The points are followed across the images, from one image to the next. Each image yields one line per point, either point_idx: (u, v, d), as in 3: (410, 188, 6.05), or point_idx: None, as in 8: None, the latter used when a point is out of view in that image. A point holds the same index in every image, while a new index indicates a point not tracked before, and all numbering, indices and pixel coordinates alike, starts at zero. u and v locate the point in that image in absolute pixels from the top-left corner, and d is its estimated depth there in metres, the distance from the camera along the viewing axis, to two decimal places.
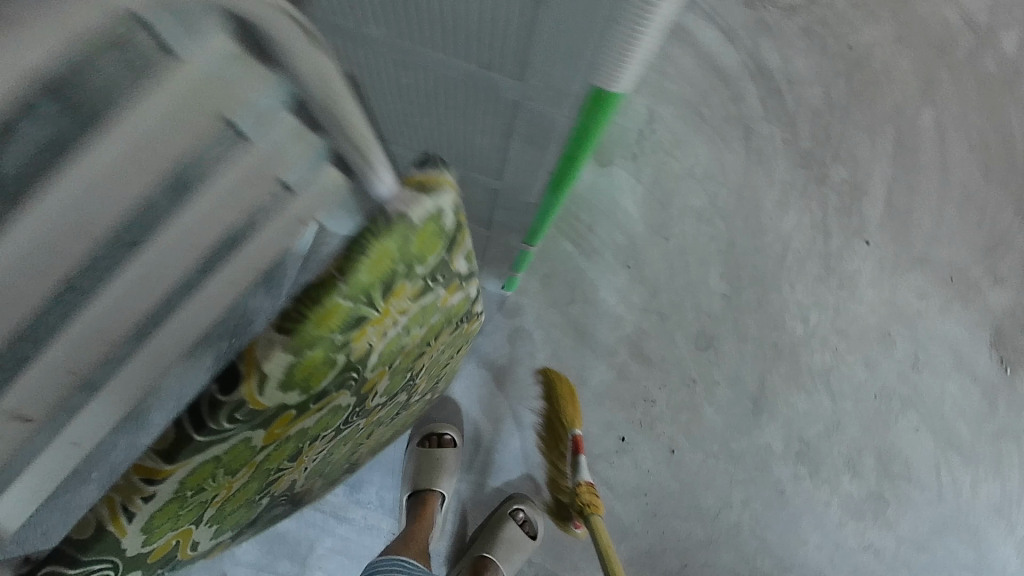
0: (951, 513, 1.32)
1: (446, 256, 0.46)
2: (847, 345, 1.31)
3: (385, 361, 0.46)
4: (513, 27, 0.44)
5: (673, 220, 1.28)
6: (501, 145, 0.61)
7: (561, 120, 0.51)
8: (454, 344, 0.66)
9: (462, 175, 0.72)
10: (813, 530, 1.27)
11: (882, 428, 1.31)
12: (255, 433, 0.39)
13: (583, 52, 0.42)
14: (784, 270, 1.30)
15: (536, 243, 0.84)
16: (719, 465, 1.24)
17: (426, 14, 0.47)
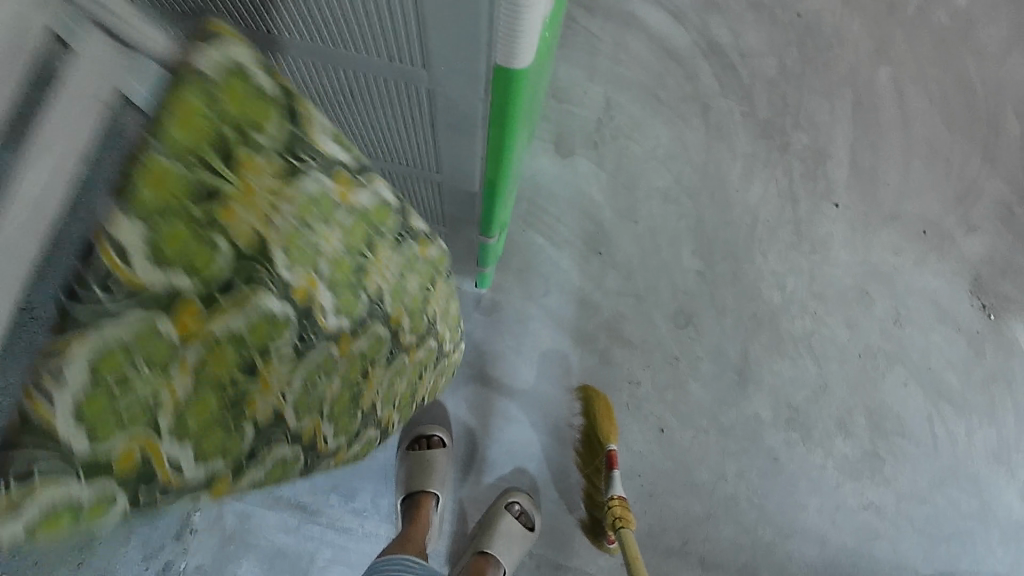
0: (948, 463, 1.33)
1: (302, 124, 0.42)
2: (825, 308, 1.32)
3: (298, 259, 0.41)
4: (406, 17, 0.45)
5: (640, 202, 1.29)
6: (431, 137, 0.62)
7: (477, 101, 0.52)
8: (427, 281, 0.57)
9: (405, 172, 0.73)
10: (811, 494, 1.27)
11: (869, 386, 1.33)
12: (160, 319, 0.36)
13: (478, 32, 0.44)
14: (755, 241, 1.31)
15: (493, 235, 0.85)
16: (710, 440, 1.25)
17: (326, 12, 0.48)
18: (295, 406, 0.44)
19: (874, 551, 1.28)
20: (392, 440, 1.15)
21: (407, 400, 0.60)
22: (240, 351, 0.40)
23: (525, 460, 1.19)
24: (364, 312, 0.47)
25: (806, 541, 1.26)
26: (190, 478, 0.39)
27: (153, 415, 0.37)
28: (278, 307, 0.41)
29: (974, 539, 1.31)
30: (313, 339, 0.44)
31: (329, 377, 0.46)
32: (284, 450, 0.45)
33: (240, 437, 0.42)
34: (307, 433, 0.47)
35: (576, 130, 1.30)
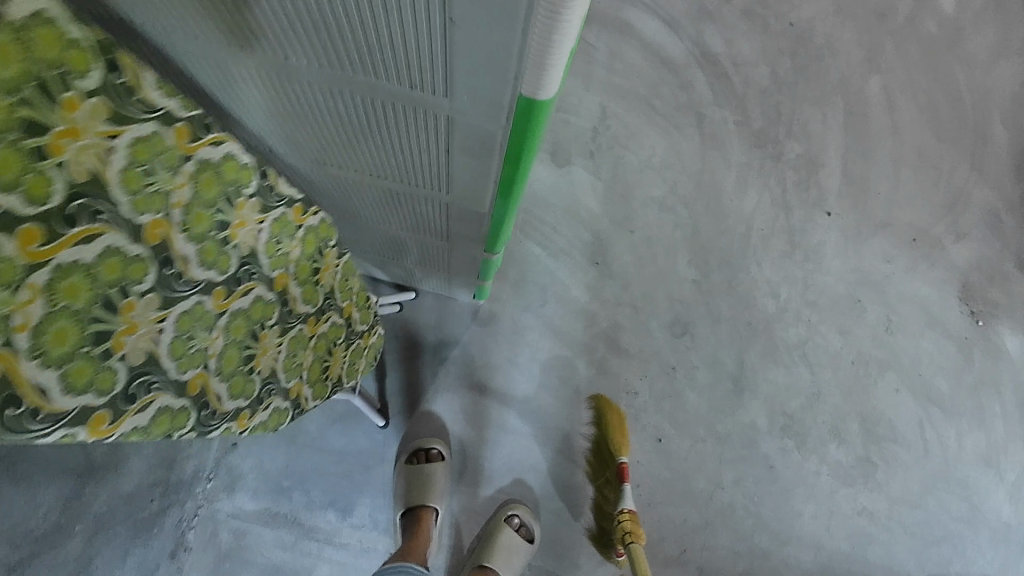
0: (939, 468, 1.35)
1: (124, 82, 0.52)
2: (819, 316, 1.34)
3: (151, 203, 0.57)
4: (433, 53, 0.43)
5: (637, 211, 1.30)
6: (443, 161, 0.61)
7: (499, 131, 0.52)
8: (291, 238, 0.78)
9: (414, 194, 0.73)
10: (806, 501, 1.29)
11: (862, 393, 1.34)
12: (3, 241, 0.45)
13: (510, 64, 0.42)
14: (750, 250, 1.32)
15: (497, 249, 0.86)
16: (707, 448, 1.26)
17: (349, 45, 0.46)
18: (172, 356, 0.62)
19: (869, 557, 1.29)
20: (390, 454, 1.14)
21: (320, 356, 0.88)
22: (94, 286, 0.53)
23: (524, 471, 1.19)
24: (229, 273, 0.69)
25: (801, 548, 1.27)
26: (60, 401, 0.51)
27: (9, 327, 0.46)
28: (128, 244, 0.56)
29: (966, 543, 1.32)
30: (185, 287, 0.63)
31: (219, 334, 0.69)
32: (168, 398, 0.62)
33: (116, 371, 0.56)
34: (193, 387, 0.66)
35: (572, 140, 1.30)
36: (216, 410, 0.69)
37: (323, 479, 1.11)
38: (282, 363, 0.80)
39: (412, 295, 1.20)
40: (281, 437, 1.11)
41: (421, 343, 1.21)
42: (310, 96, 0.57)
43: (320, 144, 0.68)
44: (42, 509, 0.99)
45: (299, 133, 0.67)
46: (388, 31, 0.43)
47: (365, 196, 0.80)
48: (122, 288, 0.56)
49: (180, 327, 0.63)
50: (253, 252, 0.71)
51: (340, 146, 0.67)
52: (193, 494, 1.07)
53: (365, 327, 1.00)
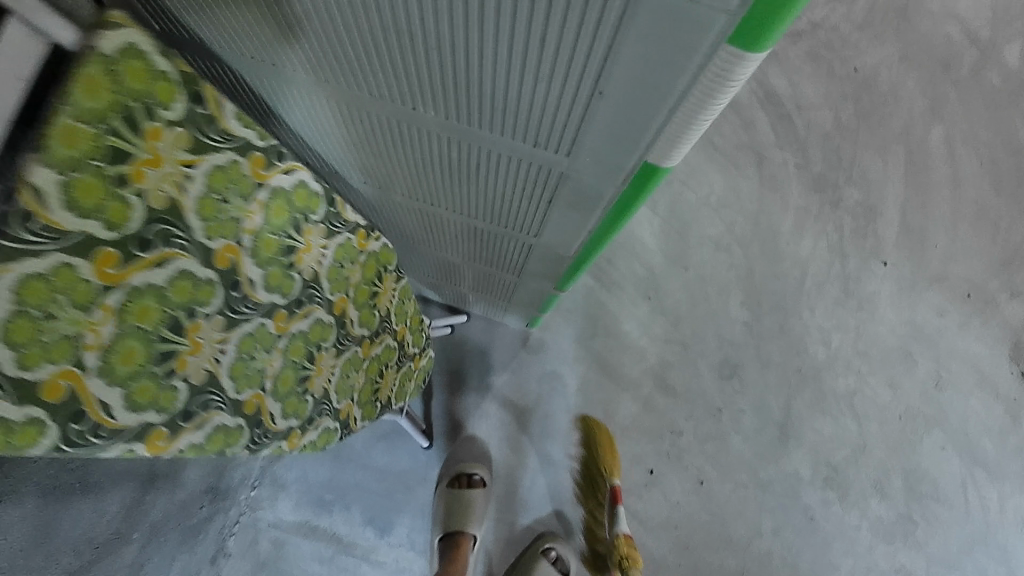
0: (980, 530, 1.31)
1: (205, 111, 0.51)
2: (869, 367, 1.31)
3: (222, 229, 0.58)
4: (564, 117, 0.47)
5: (692, 248, 1.29)
6: (541, 206, 0.65)
7: (609, 191, 0.55)
8: (352, 262, 0.76)
9: (500, 232, 0.78)
10: (844, 554, 1.26)
11: (907, 449, 1.31)
12: (79, 263, 0.47)
13: (642, 137, 0.45)
14: (803, 295, 1.31)
15: (566, 288, 0.90)
16: (749, 494, 1.23)
17: (486, 104, 0.50)
18: (231, 377, 0.64)
19: None
20: (432, 475, 1.15)
21: (370, 379, 0.86)
22: (163, 306, 0.54)
23: (563, 503, 1.18)
24: (292, 296, 0.68)
25: None
26: (121, 418, 0.53)
27: (78, 346, 0.48)
28: (198, 268, 0.57)
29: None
30: (249, 310, 0.64)
31: (277, 357, 0.69)
32: (224, 416, 0.63)
33: (177, 390, 0.57)
34: (250, 406, 0.66)
35: None
36: (269, 430, 0.70)
37: (364, 495, 1.12)
38: (337, 384, 0.80)
39: (463, 318, 1.21)
40: (326, 451, 1.12)
41: (467, 366, 1.21)
42: (425, 142, 0.60)
43: (417, 185, 0.73)
44: (108, 514, 0.86)
45: (389, 168, 0.70)
46: (531, 97, 0.46)
47: (447, 230, 0.84)
48: (189, 310, 0.57)
49: (239, 349, 0.64)
50: (317, 276, 0.71)
51: (437, 188, 0.71)
52: (238, 500, 1.09)
53: (416, 351, 0.97)
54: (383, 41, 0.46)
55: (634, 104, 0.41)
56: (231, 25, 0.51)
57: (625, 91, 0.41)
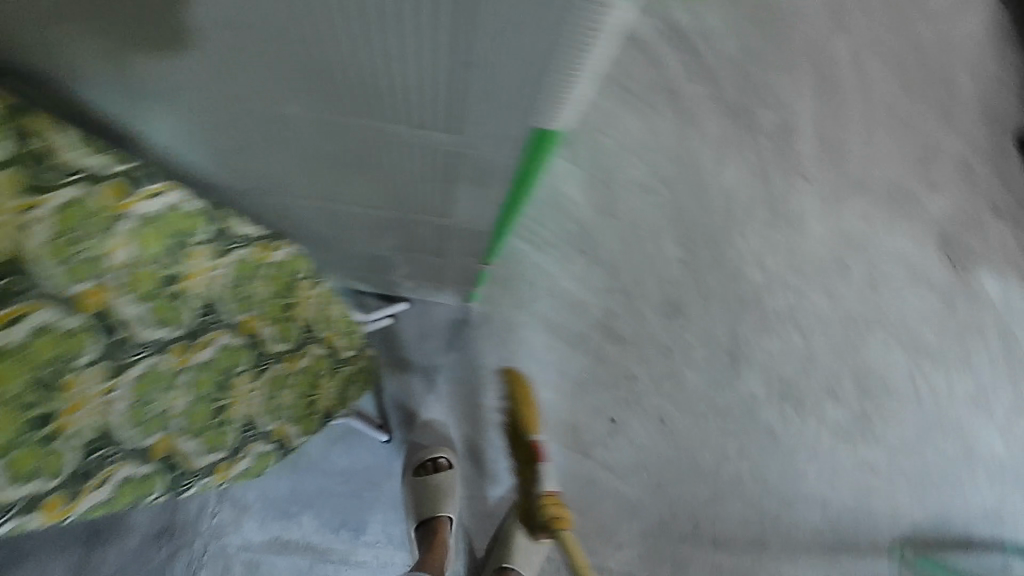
0: (929, 414, 1.40)
1: (29, 151, 0.52)
2: (804, 281, 1.34)
3: (85, 271, 0.58)
4: (441, 90, 0.50)
5: (617, 197, 1.25)
6: (446, 188, 0.68)
7: (502, 159, 0.60)
8: (253, 281, 0.75)
9: (410, 219, 0.78)
10: (808, 462, 1.33)
11: (853, 353, 1.37)
12: None
13: (520, 100, 0.50)
14: (731, 224, 1.31)
15: (493, 259, 0.93)
16: (710, 423, 1.28)
17: (351, 88, 0.52)
18: (133, 424, 0.67)
19: (871, 506, 1.38)
20: (396, 466, 1.15)
21: (304, 395, 0.89)
22: (30, 366, 0.55)
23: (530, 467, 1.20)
24: (188, 326, 0.69)
25: (807, 507, 1.33)
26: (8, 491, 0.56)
27: None
28: (64, 318, 0.57)
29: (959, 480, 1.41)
30: (137, 352, 0.64)
31: (183, 394, 0.71)
32: (131, 466, 0.68)
33: (64, 451, 0.60)
34: (158, 449, 0.70)
35: None
36: (188, 468, 0.75)
37: (330, 500, 1.12)
38: (260, 407, 0.82)
39: (401, 305, 1.19)
40: (284, 463, 1.11)
41: (413, 353, 1.20)
42: (305, 137, 0.61)
43: (315, 188, 0.72)
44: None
45: (278, 169, 0.68)
46: (401, 74, 0.49)
47: (358, 226, 0.83)
48: (63, 362, 0.58)
49: (134, 394, 0.65)
50: (212, 302, 0.70)
51: (334, 186, 0.72)
52: (200, 531, 1.07)
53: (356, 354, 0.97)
54: (234, 40, 0.48)
55: (507, 67, 0.46)
56: (100, 60, 0.51)
57: (495, 57, 0.45)
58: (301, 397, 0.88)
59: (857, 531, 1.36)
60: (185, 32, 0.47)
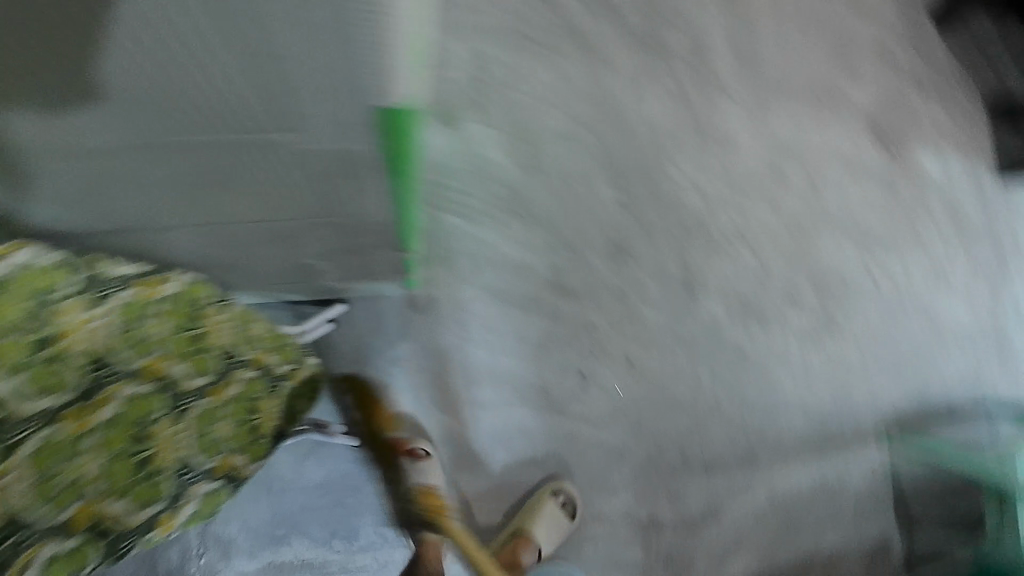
0: (907, 296, 1.42)
1: None
2: (745, 195, 1.33)
3: None
4: (263, 90, 0.58)
5: (541, 147, 1.24)
6: (332, 184, 0.77)
7: (363, 148, 0.69)
8: (149, 318, 0.80)
9: (312, 224, 0.87)
10: (783, 371, 1.34)
11: (807, 253, 1.37)
12: None
13: (342, 83, 0.57)
14: (663, 153, 1.29)
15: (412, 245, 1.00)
16: (676, 355, 1.27)
17: (183, 96, 0.59)
18: (39, 499, 0.73)
19: (851, 401, 1.39)
20: (374, 467, 1.16)
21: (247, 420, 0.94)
22: None
23: (510, 437, 1.21)
24: (76, 389, 0.74)
25: (789, 415, 1.34)
26: None
27: None
28: None
29: (929, 359, 1.42)
30: (21, 426, 0.70)
31: (93, 458, 0.77)
32: (52, 543, 0.75)
33: None
34: (79, 521, 0.77)
35: (455, 96, 1.22)
36: (120, 527, 0.81)
37: (318, 512, 1.15)
38: (210, 438, 0.89)
39: (341, 308, 1.16)
40: (258, 487, 1.14)
41: (370, 351, 1.18)
42: (172, 159, 0.70)
43: (213, 213, 0.81)
44: None
45: (168, 207, 0.79)
46: (219, 78, 0.57)
47: (265, 243, 0.91)
48: None
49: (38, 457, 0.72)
50: (99, 354, 0.76)
51: (231, 206, 0.80)
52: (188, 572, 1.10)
53: (282, 377, 0.99)
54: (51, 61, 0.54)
55: (312, 37, 0.51)
56: None
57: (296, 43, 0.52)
58: (251, 414, 0.95)
59: (845, 425, 1.38)
60: (106, 83, 0.57)
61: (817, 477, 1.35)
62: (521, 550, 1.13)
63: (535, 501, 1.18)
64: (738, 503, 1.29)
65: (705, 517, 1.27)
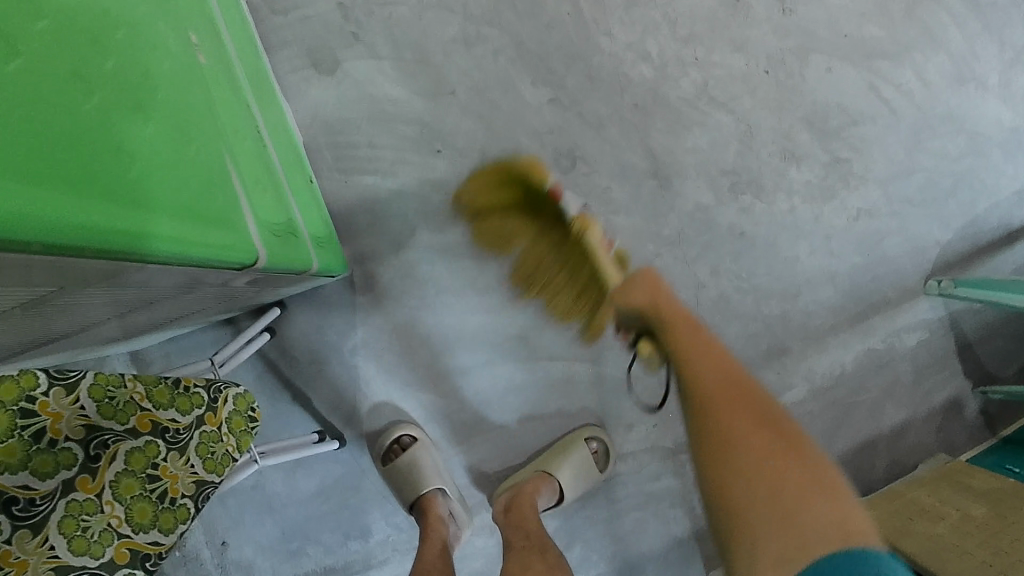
0: (934, 112, 1.22)
1: None
2: (703, 48, 1.11)
3: None
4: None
5: (442, 67, 1.04)
6: (121, 280, 0.55)
7: (113, 265, 0.51)
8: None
9: (183, 291, 0.69)
10: (797, 241, 1.14)
11: (795, 94, 1.14)
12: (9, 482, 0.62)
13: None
14: (590, 25, 1.07)
15: (312, 259, 0.82)
16: (665, 260, 1.09)
17: None
18: None
19: (886, 250, 1.19)
20: (367, 463, 1.05)
21: (145, 494, 0.68)
22: None
23: (503, 399, 1.06)
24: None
25: (816, 289, 1.15)
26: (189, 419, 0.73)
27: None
28: None
29: (983, 166, 1.26)
30: None
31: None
32: None
33: None
34: None
35: (324, 36, 1.03)
36: None
37: (325, 520, 1.05)
38: (90, 540, 0.64)
39: (274, 313, 1.00)
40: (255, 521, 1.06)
41: (323, 349, 1.03)
42: None
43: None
44: None
45: None
46: None
47: (109, 319, 0.67)
48: None
49: None
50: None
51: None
52: None
53: (186, 432, 0.73)
54: None
55: None
56: None
57: None
58: (148, 491, 0.68)
59: (884, 283, 1.19)
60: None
61: (861, 350, 1.19)
62: (543, 498, 1.00)
63: (553, 448, 1.06)
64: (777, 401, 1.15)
65: None
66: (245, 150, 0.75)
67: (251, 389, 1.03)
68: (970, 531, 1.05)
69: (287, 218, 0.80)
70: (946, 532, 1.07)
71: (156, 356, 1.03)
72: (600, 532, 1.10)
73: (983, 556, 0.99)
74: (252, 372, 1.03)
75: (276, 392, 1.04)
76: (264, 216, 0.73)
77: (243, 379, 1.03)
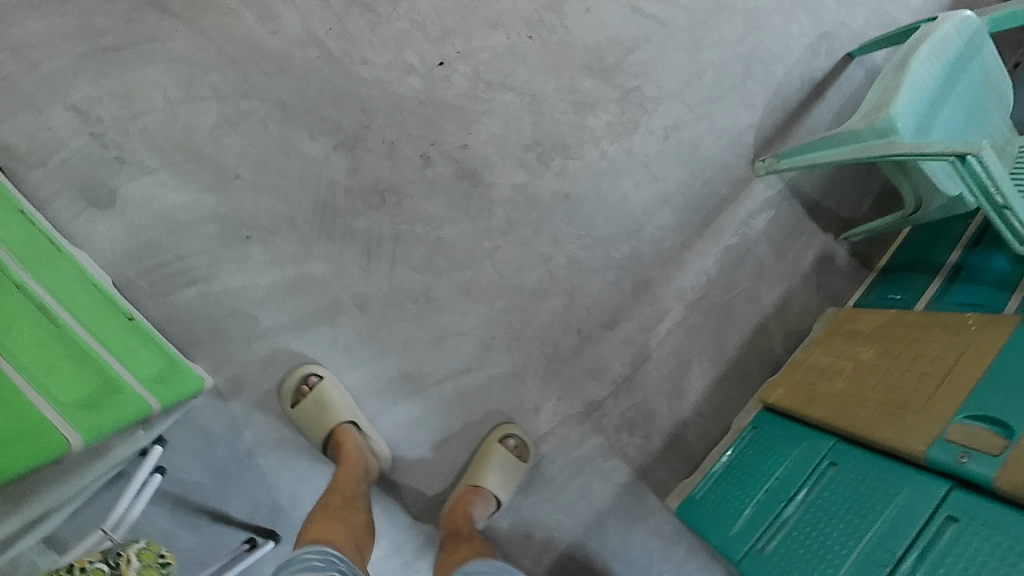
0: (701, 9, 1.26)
1: None
2: (462, 37, 1.11)
3: None
4: None
5: (219, 156, 1.03)
6: None
7: None
8: None
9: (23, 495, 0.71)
10: (620, 181, 1.18)
11: (566, 45, 1.16)
12: None
13: None
14: (344, 60, 1.07)
15: (154, 398, 0.81)
16: (505, 248, 1.12)
17: None
18: None
19: (706, 153, 1.24)
20: None
21: None
22: None
23: (412, 434, 1.09)
24: None
25: (655, 217, 1.20)
26: None
27: None
28: None
29: (768, 37, 1.30)
30: None
31: None
32: None
33: None
34: None
35: (90, 170, 1.00)
36: None
37: None
38: None
39: (157, 450, 0.95)
40: None
41: (220, 464, 1.03)
42: None
43: None
44: None
45: None
46: None
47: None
48: None
49: None
50: None
51: None
52: None
53: None
54: None
55: None
56: None
57: None
58: None
59: (716, 183, 1.25)
60: None
61: (720, 251, 1.24)
62: (480, 509, 1.04)
63: (474, 461, 1.09)
64: (660, 330, 1.20)
65: (638, 365, 1.19)
66: (28, 336, 0.74)
67: (171, 527, 1.02)
68: (865, 376, 1.07)
69: (98, 379, 0.77)
70: (845, 384, 1.08)
71: (67, 534, 1.01)
72: (550, 513, 1.15)
73: (880, 397, 1.01)
74: (166, 510, 1.02)
75: (196, 519, 1.03)
76: (70, 394, 0.73)
77: (158, 521, 1.01)
